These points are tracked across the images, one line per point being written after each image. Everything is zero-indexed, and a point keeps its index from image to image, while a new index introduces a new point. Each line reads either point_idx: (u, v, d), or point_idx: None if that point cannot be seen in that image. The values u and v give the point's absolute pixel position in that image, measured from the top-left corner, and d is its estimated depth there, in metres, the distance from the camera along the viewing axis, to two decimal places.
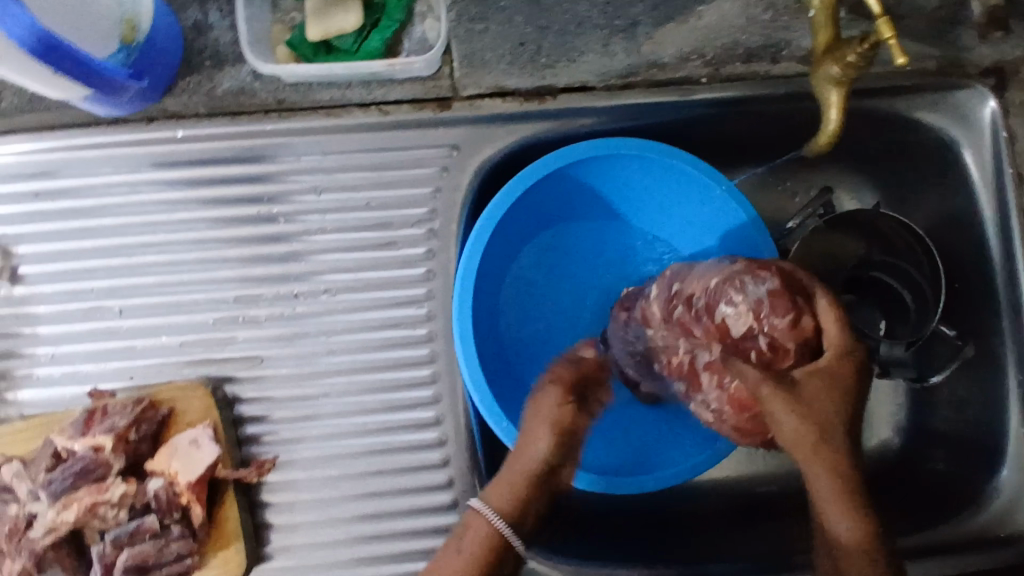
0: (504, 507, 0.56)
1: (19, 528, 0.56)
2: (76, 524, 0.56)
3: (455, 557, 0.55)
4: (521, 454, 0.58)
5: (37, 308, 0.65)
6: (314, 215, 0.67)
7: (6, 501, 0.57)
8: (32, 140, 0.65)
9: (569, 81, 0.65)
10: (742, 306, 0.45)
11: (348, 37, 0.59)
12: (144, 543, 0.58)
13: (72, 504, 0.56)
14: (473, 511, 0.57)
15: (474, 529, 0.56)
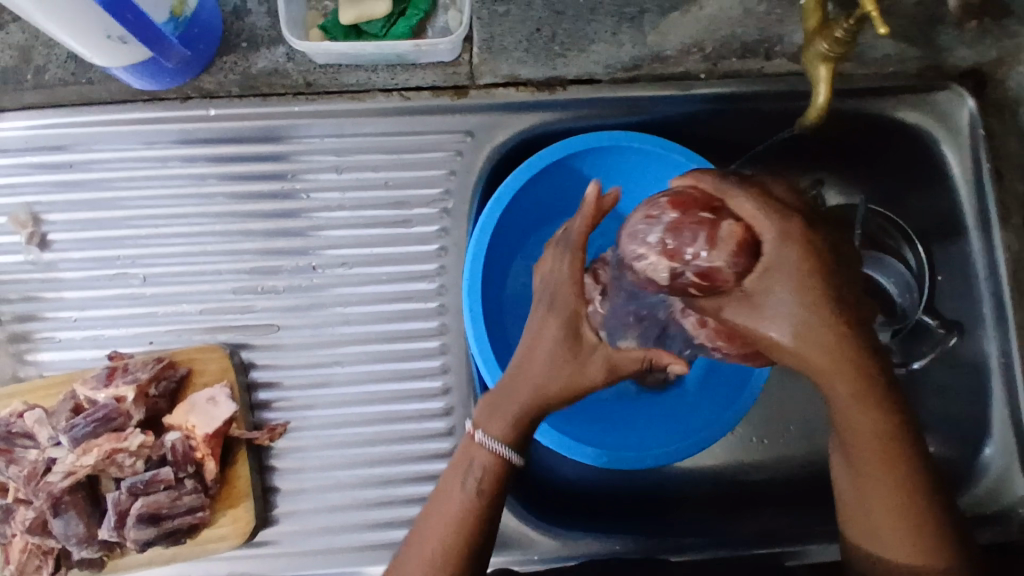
0: (507, 435, 0.54)
1: (38, 472, 0.60)
2: (94, 469, 0.60)
3: (469, 493, 0.54)
4: (533, 380, 0.53)
5: (62, 274, 0.68)
6: (333, 192, 0.70)
7: (28, 446, 0.61)
8: (67, 113, 0.68)
9: (579, 73, 0.69)
10: (655, 253, 0.47)
11: (377, 22, 0.64)
12: (158, 493, 0.61)
13: (91, 450, 0.59)
14: (477, 442, 0.54)
15: (487, 464, 0.54)
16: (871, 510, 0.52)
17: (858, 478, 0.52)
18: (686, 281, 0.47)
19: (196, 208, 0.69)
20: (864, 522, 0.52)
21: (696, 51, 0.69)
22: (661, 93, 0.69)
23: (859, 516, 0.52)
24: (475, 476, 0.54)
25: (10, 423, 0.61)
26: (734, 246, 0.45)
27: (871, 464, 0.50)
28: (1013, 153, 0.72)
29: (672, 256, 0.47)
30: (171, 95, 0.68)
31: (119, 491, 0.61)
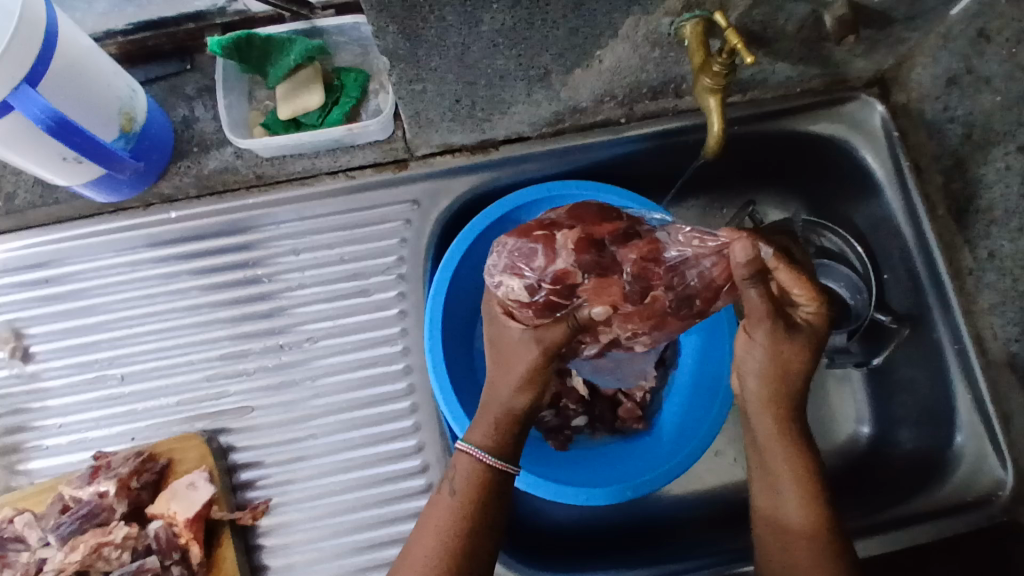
0: (485, 440, 0.61)
1: (32, 571, 0.63)
2: (82, 565, 0.62)
3: (449, 498, 0.59)
4: (500, 382, 0.62)
5: (45, 383, 0.72)
6: (293, 273, 0.74)
7: (19, 549, 0.64)
8: (42, 232, 0.73)
9: (506, 132, 0.72)
10: (512, 281, 0.58)
11: (313, 113, 0.70)
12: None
13: (78, 546, 0.62)
14: (459, 451, 0.61)
15: (461, 467, 0.60)
16: (786, 532, 0.60)
17: (774, 500, 0.61)
18: (545, 290, 0.57)
19: (166, 305, 0.73)
20: (779, 545, 0.60)
21: (610, 99, 0.69)
22: (588, 140, 0.74)
23: (773, 533, 0.61)
24: (449, 480, 0.61)
25: (2, 528, 0.64)
26: (573, 248, 0.57)
27: (787, 486, 0.60)
28: (928, 150, 0.73)
29: (524, 272, 0.57)
30: (134, 204, 0.73)
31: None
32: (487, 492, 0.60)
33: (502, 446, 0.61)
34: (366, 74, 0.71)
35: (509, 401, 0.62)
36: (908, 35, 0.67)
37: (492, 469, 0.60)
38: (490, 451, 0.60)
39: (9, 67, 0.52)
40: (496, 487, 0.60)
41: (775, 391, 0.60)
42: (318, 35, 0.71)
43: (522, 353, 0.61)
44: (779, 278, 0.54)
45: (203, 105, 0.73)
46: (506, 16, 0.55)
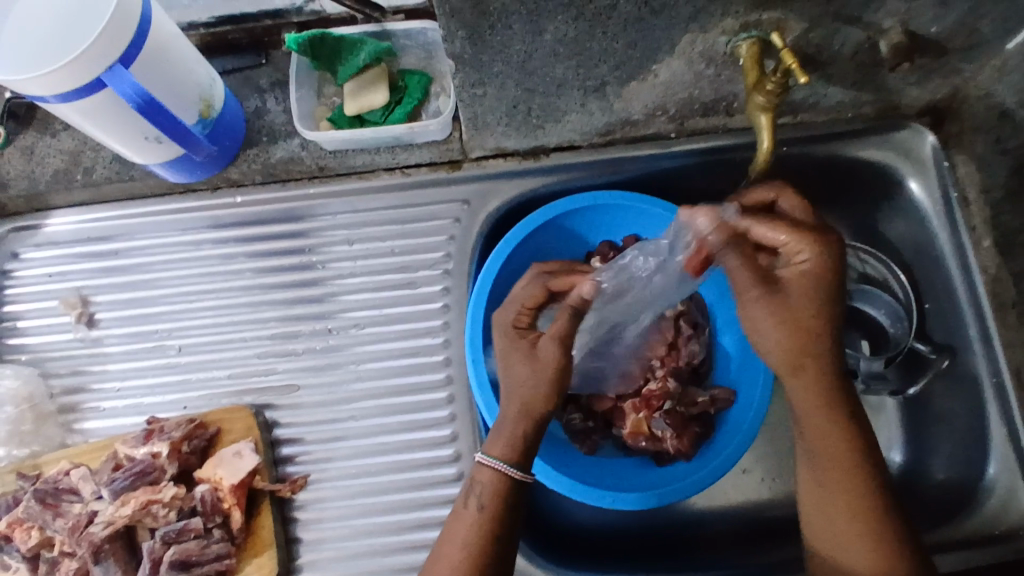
0: (507, 453, 0.60)
1: (81, 524, 0.66)
2: (131, 519, 0.66)
3: (476, 512, 0.60)
4: (519, 395, 0.61)
5: (107, 347, 0.76)
6: (346, 262, 0.77)
7: (73, 501, 0.68)
8: (118, 208, 0.79)
9: (558, 140, 0.74)
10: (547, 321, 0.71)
11: (377, 111, 0.74)
12: (188, 542, 0.66)
13: (129, 501, 0.66)
14: (479, 465, 0.61)
15: (486, 481, 0.60)
16: (827, 516, 0.60)
17: (816, 483, 0.61)
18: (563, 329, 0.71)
19: (225, 283, 0.77)
20: (828, 529, 0.60)
21: (662, 113, 0.71)
22: (638, 153, 0.76)
23: (822, 515, 0.61)
24: (475, 496, 0.60)
25: (58, 479, 0.68)
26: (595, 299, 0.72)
27: (831, 468, 0.60)
28: (978, 181, 0.74)
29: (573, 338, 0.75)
30: (203, 186, 0.78)
31: (154, 540, 0.67)
32: (512, 502, 0.60)
33: (523, 456, 0.61)
34: (429, 77, 0.75)
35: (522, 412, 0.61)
36: (963, 67, 0.68)
37: (514, 480, 0.60)
38: (512, 462, 0.60)
39: (99, 45, 0.56)
40: (518, 497, 0.61)
41: (796, 358, 0.59)
42: (387, 38, 0.75)
43: (538, 373, 0.61)
44: (757, 234, 0.60)
45: (274, 98, 0.77)
46: (569, 27, 0.58)
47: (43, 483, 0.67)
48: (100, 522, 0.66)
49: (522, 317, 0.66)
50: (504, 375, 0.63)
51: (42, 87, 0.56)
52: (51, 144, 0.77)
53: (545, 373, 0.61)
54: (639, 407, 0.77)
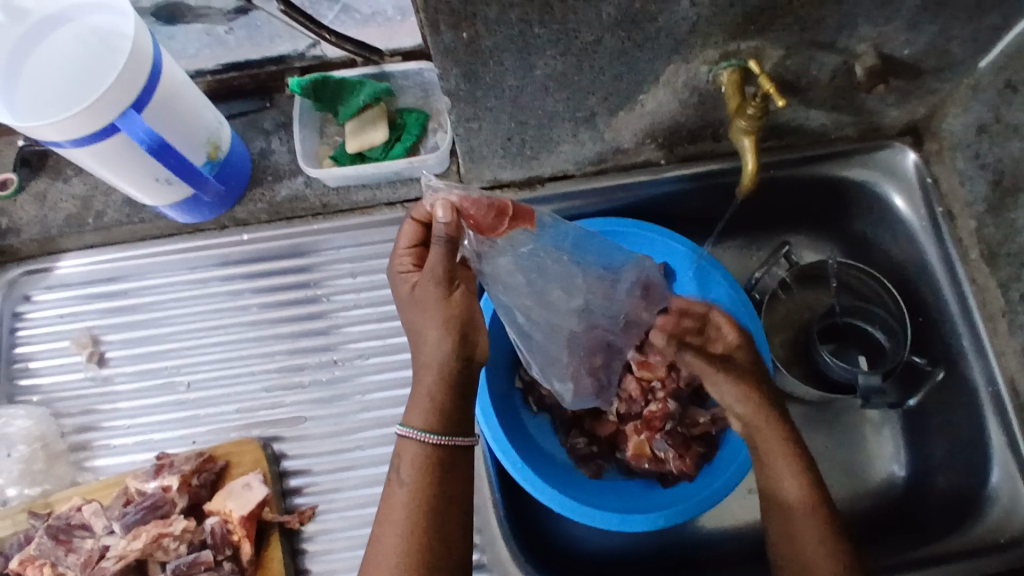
0: (429, 421, 0.60)
1: (93, 559, 0.67)
2: (142, 553, 0.66)
3: (400, 489, 0.59)
4: (426, 356, 0.61)
5: (117, 386, 0.78)
6: (350, 294, 0.79)
7: (85, 537, 0.68)
8: (127, 249, 0.81)
9: (552, 169, 0.77)
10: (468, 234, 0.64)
11: (377, 148, 0.76)
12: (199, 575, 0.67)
13: (140, 534, 0.66)
14: (402, 439, 0.61)
15: (410, 454, 0.60)
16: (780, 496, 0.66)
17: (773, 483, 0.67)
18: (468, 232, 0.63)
19: (232, 318, 0.79)
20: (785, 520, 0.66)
21: (652, 140, 0.74)
22: (630, 180, 0.79)
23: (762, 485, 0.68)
24: (400, 468, 0.60)
25: (71, 515, 0.69)
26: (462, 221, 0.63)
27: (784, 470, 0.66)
28: (961, 197, 0.76)
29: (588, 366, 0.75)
30: (211, 226, 0.80)
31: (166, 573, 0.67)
32: (438, 470, 0.60)
33: (442, 419, 0.60)
34: (426, 114, 0.78)
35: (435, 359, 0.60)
36: (939, 86, 0.71)
37: (437, 447, 0.60)
38: (434, 431, 0.60)
39: (110, 94, 0.59)
40: (449, 465, 0.61)
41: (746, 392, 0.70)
42: (385, 79, 0.78)
43: (426, 319, 0.60)
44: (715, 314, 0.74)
45: (279, 139, 0.80)
46: (558, 62, 0.61)
47: (55, 520, 0.69)
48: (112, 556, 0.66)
49: (404, 259, 0.64)
50: (414, 336, 0.62)
51: (54, 134, 0.59)
52: (63, 190, 0.80)
53: (438, 325, 0.60)
54: (642, 429, 0.78)
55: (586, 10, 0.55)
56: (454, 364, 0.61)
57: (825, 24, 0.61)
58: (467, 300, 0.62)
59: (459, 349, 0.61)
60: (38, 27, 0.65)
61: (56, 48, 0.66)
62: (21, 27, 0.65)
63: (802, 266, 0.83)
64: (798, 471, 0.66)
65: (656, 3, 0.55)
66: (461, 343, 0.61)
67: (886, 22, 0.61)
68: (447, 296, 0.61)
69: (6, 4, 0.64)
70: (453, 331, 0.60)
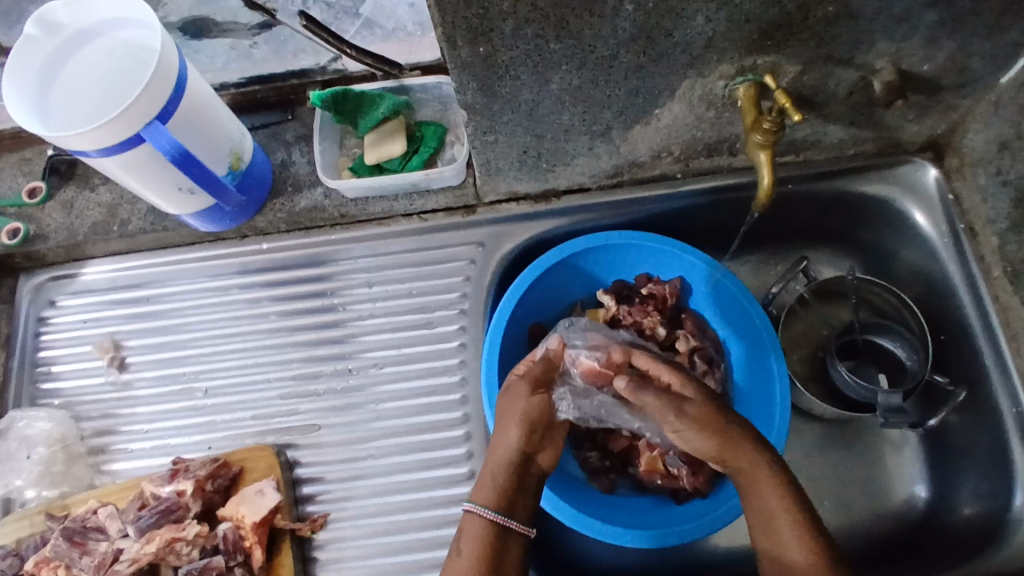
0: (492, 498, 0.60)
1: (107, 561, 0.67)
2: (155, 557, 0.67)
3: (456, 559, 0.58)
4: (498, 440, 0.64)
5: (137, 389, 0.79)
6: (366, 303, 0.80)
7: (99, 539, 0.69)
8: (152, 257, 0.83)
9: (568, 183, 0.78)
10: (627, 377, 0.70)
11: (395, 159, 0.78)
12: None
13: (152, 539, 0.67)
14: (467, 515, 0.60)
15: (469, 529, 0.59)
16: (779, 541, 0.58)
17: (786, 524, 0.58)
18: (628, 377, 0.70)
19: (251, 326, 0.80)
20: None
21: (667, 155, 0.74)
22: (646, 194, 0.79)
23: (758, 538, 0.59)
24: (458, 544, 0.59)
25: (87, 518, 0.70)
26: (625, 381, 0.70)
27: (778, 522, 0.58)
28: (984, 213, 0.74)
29: None
30: (231, 234, 0.82)
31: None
32: (496, 549, 0.58)
33: (505, 499, 0.60)
34: (444, 128, 0.79)
35: (509, 441, 0.63)
36: (959, 102, 0.71)
37: (498, 527, 0.59)
38: (492, 506, 0.60)
39: (138, 107, 0.61)
40: (503, 546, 0.59)
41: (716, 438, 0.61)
42: (404, 92, 0.79)
43: (520, 408, 0.65)
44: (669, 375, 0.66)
45: (300, 151, 0.82)
46: (574, 77, 0.61)
47: (71, 522, 0.69)
48: (125, 561, 0.67)
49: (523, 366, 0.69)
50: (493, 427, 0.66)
51: (78, 144, 0.61)
52: (90, 198, 0.82)
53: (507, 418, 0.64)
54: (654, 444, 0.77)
55: (602, 24, 0.55)
56: (519, 455, 0.62)
57: (841, 39, 0.61)
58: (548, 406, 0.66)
59: (528, 443, 0.63)
60: (73, 39, 0.68)
61: (87, 63, 0.68)
62: (54, 41, 0.67)
63: (820, 281, 0.82)
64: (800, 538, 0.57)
65: (670, 18, 0.56)
66: (531, 439, 0.63)
67: (903, 38, 0.61)
68: (528, 394, 0.66)
69: (43, 19, 0.65)
70: (528, 424, 0.64)
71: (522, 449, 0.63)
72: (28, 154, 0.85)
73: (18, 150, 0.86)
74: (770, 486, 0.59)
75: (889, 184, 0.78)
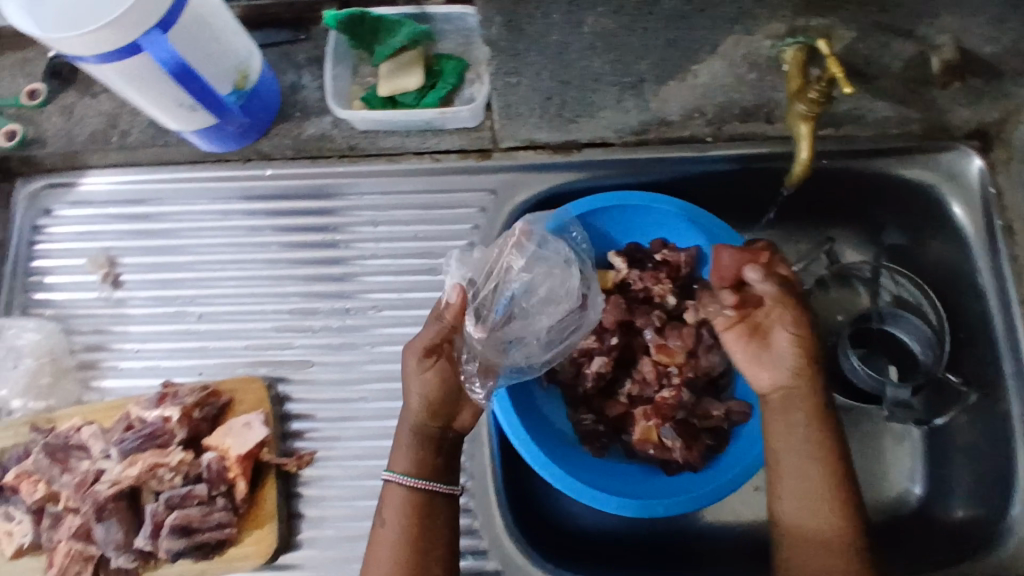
0: (412, 468, 0.65)
1: (88, 481, 0.67)
2: (136, 480, 0.66)
3: (382, 528, 0.63)
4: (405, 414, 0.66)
5: (129, 308, 0.77)
6: (369, 242, 0.77)
7: (82, 457, 0.69)
8: (149, 172, 0.80)
9: (591, 136, 0.73)
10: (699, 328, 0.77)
11: (411, 94, 0.73)
12: (191, 507, 0.66)
13: (136, 462, 0.66)
14: (387, 485, 0.65)
15: (394, 500, 0.64)
16: (807, 505, 0.64)
17: (822, 484, 0.64)
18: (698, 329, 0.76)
19: (249, 254, 0.77)
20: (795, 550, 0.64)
21: (700, 116, 0.70)
22: (672, 155, 0.75)
23: (783, 501, 0.65)
24: (384, 514, 0.64)
25: (70, 435, 0.70)
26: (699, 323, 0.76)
27: (814, 490, 0.64)
28: None
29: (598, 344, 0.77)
30: (235, 157, 0.78)
31: (155, 504, 0.66)
32: (419, 515, 0.63)
33: (428, 467, 0.65)
34: (465, 63, 0.74)
35: (422, 418, 0.66)
36: (1015, 91, 0.66)
37: (423, 493, 0.64)
38: (414, 475, 0.64)
39: (136, 10, 0.56)
40: (430, 514, 0.64)
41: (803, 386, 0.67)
42: (426, 21, 0.75)
43: (426, 387, 0.66)
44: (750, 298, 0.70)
45: (311, 74, 0.77)
46: (609, 20, 0.61)
47: (54, 437, 0.69)
48: (109, 482, 0.66)
49: (438, 334, 0.67)
50: (403, 403, 0.69)
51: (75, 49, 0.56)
52: (91, 105, 0.79)
53: (416, 390, 0.66)
54: (651, 415, 0.76)
55: None
56: (427, 429, 0.66)
57: None
58: (447, 372, 0.67)
59: (432, 420, 0.66)
60: None
61: None
62: None
63: (842, 265, 0.79)
64: (836, 507, 0.63)
65: None
66: (435, 417, 0.66)
67: None
68: (422, 369, 0.66)
69: None
70: (427, 402, 0.66)
71: (438, 423, 0.66)
72: (29, 53, 0.81)
73: (18, 48, 0.81)
74: (820, 458, 0.65)
75: (930, 171, 0.74)
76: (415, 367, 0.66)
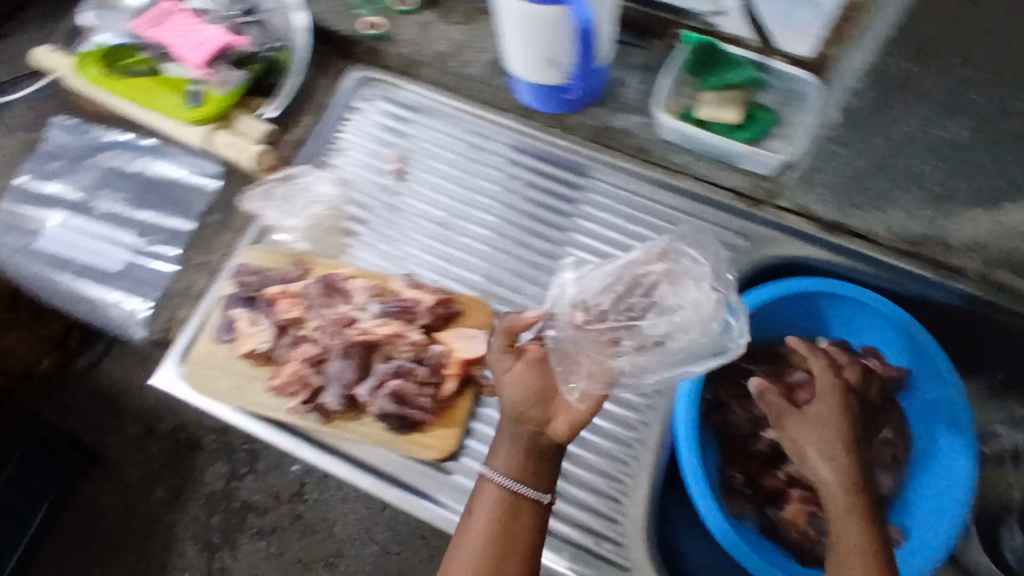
0: (514, 471, 0.64)
1: (342, 323, 0.73)
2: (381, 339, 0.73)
3: (473, 517, 0.64)
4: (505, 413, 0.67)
5: (402, 201, 0.86)
6: (619, 234, 0.83)
7: (341, 301, 0.75)
8: (460, 102, 0.90)
9: (865, 228, 0.77)
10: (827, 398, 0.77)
11: (725, 125, 0.80)
12: (409, 382, 0.72)
13: (386, 324, 0.73)
14: (483, 479, 0.65)
15: (488, 497, 0.64)
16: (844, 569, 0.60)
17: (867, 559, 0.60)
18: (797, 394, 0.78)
19: (514, 200, 0.85)
20: None
21: (982, 253, 0.72)
22: (928, 275, 0.77)
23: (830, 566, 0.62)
24: (479, 505, 0.64)
25: (340, 280, 0.77)
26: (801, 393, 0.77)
27: (852, 555, 0.60)
28: None
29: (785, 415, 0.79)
30: (539, 118, 0.87)
31: (384, 364, 0.71)
32: (512, 517, 0.63)
33: (524, 471, 0.64)
34: (777, 119, 0.80)
35: (517, 416, 0.66)
36: None
37: (522, 498, 0.63)
38: (512, 475, 0.64)
39: None
40: (518, 518, 0.63)
41: (845, 439, 0.66)
42: (762, 70, 0.81)
43: (507, 383, 0.67)
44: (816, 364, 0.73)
45: (636, 78, 0.85)
46: (962, 135, 0.65)
47: (331, 276, 0.77)
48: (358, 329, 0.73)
49: (508, 338, 0.70)
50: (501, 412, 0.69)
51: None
52: (444, 28, 0.89)
53: (503, 391, 0.67)
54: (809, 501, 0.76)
55: None
56: (524, 427, 0.65)
57: None
58: (522, 372, 0.68)
59: (524, 423, 0.65)
60: None
61: None
62: None
63: None
64: None
65: None
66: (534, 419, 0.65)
67: None
68: (501, 362, 0.69)
69: None
70: (517, 402, 0.66)
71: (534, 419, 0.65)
72: None
73: None
74: (853, 520, 0.62)
75: None
76: (495, 357, 0.69)
